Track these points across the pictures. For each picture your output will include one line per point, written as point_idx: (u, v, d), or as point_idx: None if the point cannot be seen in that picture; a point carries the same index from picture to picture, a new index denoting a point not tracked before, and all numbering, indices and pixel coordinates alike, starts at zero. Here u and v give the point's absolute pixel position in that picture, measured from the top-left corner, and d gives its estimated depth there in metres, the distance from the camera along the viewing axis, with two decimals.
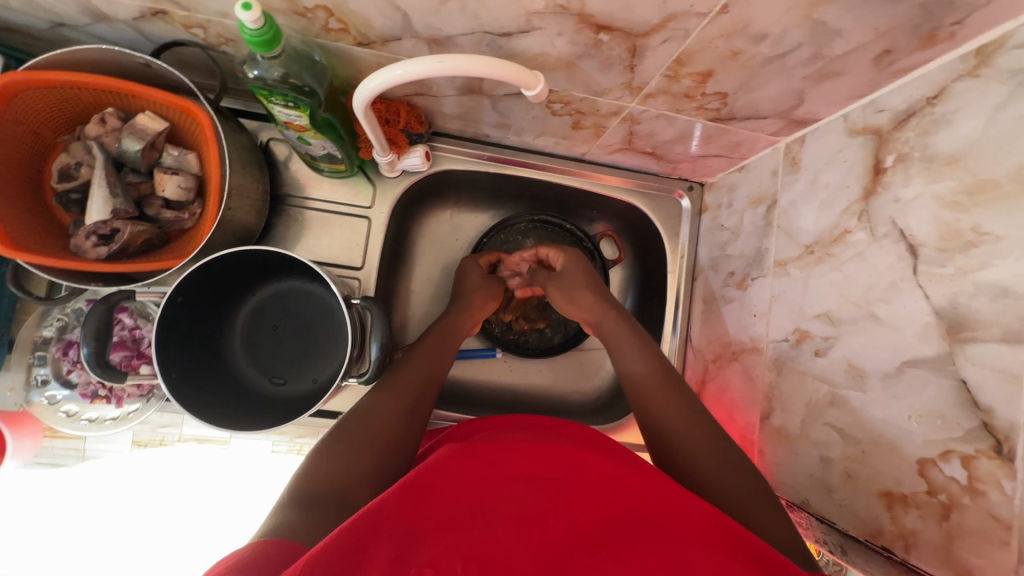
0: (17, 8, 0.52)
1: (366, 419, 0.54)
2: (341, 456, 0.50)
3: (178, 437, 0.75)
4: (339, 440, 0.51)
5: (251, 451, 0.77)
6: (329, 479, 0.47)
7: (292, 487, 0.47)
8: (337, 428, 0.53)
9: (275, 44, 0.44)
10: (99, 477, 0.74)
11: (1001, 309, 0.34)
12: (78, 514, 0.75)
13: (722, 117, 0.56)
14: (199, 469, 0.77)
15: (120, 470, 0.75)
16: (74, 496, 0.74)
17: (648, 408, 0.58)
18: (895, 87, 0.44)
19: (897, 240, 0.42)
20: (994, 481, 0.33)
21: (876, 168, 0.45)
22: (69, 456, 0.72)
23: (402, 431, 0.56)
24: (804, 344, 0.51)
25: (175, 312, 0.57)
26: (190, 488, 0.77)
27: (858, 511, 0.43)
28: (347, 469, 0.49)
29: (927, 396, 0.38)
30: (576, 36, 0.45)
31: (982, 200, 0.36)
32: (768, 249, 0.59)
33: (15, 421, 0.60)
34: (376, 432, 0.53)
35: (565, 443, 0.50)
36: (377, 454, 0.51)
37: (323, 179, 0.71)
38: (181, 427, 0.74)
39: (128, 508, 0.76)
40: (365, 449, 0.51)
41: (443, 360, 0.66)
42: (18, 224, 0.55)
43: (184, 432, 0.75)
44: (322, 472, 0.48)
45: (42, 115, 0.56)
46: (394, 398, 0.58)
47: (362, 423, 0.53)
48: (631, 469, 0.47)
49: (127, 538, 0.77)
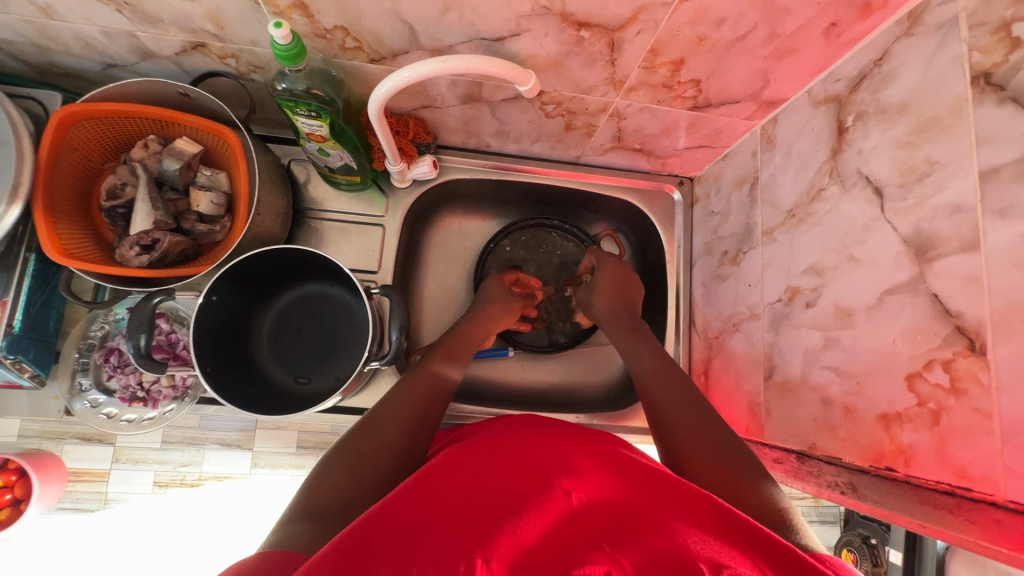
0: (77, 52, 0.61)
1: (376, 427, 0.56)
2: (345, 468, 0.51)
3: (200, 476, 0.85)
4: (347, 450, 0.53)
5: (268, 483, 0.87)
6: (336, 491, 0.48)
7: (300, 497, 0.48)
8: (343, 444, 0.54)
9: (300, 59, 0.51)
10: (128, 518, 0.84)
11: (957, 223, 0.37)
12: (111, 545, 0.84)
13: (699, 105, 0.62)
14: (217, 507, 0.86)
15: (144, 511, 0.85)
16: (112, 534, 0.84)
17: (656, 396, 0.60)
18: (848, 57, 0.50)
19: (864, 186, 0.46)
20: (972, 377, 0.35)
21: (840, 128, 0.50)
22: (91, 500, 0.83)
23: (413, 435, 0.57)
24: (796, 299, 0.54)
25: (210, 310, 0.61)
26: (207, 520, 0.86)
27: (861, 440, 0.44)
28: (354, 483, 0.50)
29: (906, 316, 0.41)
30: (561, 34, 0.51)
31: (929, 135, 0.40)
32: (756, 222, 0.64)
33: (44, 466, 0.78)
34: (386, 445, 0.54)
35: (562, 445, 0.52)
36: (383, 465, 0.53)
37: (340, 194, 0.78)
38: (201, 465, 0.85)
39: (151, 545, 0.85)
40: (368, 458, 0.52)
41: (455, 362, 0.69)
42: (70, 237, 0.61)
43: (205, 471, 0.86)
44: (328, 485, 0.49)
45: (94, 142, 0.63)
46: (404, 403, 0.60)
47: (367, 434, 0.55)
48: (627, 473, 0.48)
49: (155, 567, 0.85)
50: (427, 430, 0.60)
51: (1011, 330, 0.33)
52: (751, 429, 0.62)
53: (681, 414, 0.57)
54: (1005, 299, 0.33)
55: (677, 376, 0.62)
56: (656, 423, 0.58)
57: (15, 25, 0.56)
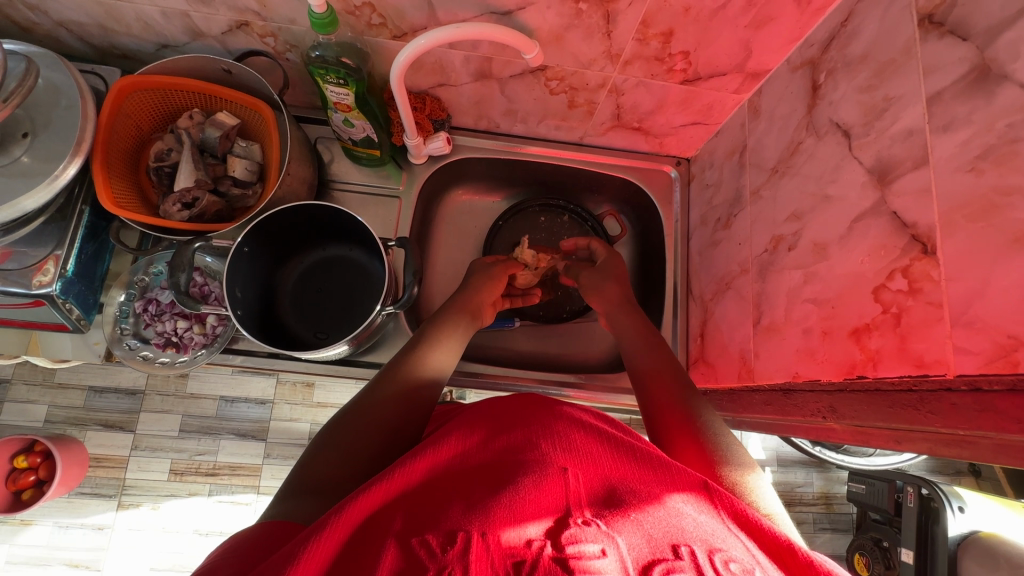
0: (136, 33, 0.70)
1: (369, 404, 0.56)
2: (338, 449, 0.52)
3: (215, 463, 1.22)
4: (335, 434, 0.53)
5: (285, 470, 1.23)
6: (328, 471, 0.50)
7: (294, 477, 0.50)
8: (337, 425, 0.55)
9: (331, 27, 0.58)
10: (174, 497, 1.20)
11: (911, 145, 0.42)
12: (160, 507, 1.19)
13: (690, 79, 0.68)
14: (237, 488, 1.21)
15: (148, 490, 1.19)
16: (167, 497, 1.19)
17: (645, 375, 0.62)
18: (821, 23, 0.56)
19: (835, 132, 0.51)
20: (926, 275, 0.39)
21: (814, 86, 0.56)
22: (109, 484, 1.19)
23: (409, 413, 0.58)
24: (780, 246, 0.59)
25: (241, 260, 0.66)
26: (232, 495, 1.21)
27: (835, 358, 0.48)
28: (345, 460, 0.51)
29: (872, 236, 0.45)
30: (561, 7, 0.58)
31: (886, 76, 0.46)
32: (744, 186, 0.68)
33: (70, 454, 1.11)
34: (378, 427, 0.55)
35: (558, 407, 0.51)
36: (371, 446, 0.53)
37: (360, 168, 0.85)
38: (215, 454, 1.22)
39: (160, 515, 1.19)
40: (362, 443, 0.53)
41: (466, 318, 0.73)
42: (122, 192, 0.67)
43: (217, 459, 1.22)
44: (320, 466, 0.50)
45: (145, 111, 0.71)
46: (397, 381, 0.60)
47: (359, 417, 0.55)
48: (626, 441, 0.45)
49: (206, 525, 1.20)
50: (432, 401, 0.61)
51: (955, 226, 0.37)
52: (741, 376, 0.65)
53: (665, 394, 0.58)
54: (949, 201, 0.38)
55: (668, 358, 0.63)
56: (642, 400, 0.60)
57: (88, 7, 0.65)
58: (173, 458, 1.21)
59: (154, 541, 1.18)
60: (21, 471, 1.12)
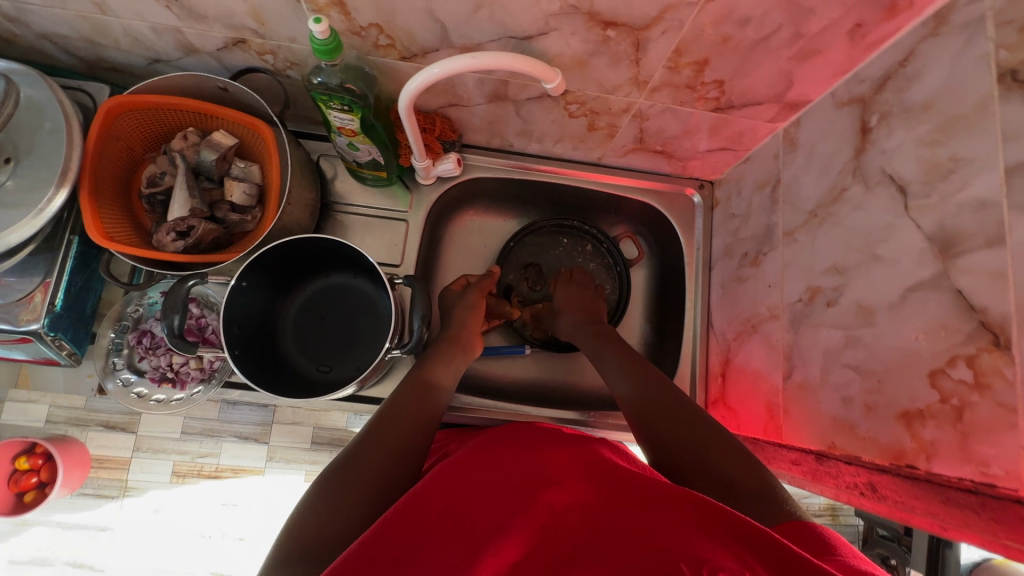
0: (125, 47, 0.65)
1: (368, 443, 0.53)
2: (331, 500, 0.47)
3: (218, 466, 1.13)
4: (333, 475, 0.50)
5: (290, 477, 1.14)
6: (325, 525, 0.45)
7: (288, 533, 0.44)
8: (331, 471, 0.50)
9: (336, 53, 0.53)
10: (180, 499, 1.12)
11: (982, 219, 0.37)
12: (165, 507, 1.13)
13: (722, 107, 0.63)
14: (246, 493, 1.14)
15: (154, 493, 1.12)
16: (170, 497, 1.12)
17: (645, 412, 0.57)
18: (873, 59, 0.50)
19: (888, 185, 0.47)
20: (996, 371, 0.35)
21: (863, 129, 0.51)
22: (112, 486, 1.11)
23: (408, 451, 0.54)
24: (817, 298, 0.54)
25: (238, 297, 0.63)
26: (238, 498, 1.13)
27: (881, 439, 0.44)
28: (340, 517, 0.46)
29: (930, 312, 0.41)
30: (587, 34, 0.53)
31: (954, 133, 0.41)
32: (776, 224, 0.64)
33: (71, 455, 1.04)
34: (372, 469, 0.51)
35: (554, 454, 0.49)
36: (368, 500, 0.48)
37: (365, 189, 0.80)
38: (217, 457, 1.13)
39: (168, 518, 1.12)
40: (357, 495, 0.48)
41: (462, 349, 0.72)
42: (113, 221, 0.64)
43: (220, 462, 1.13)
44: (314, 519, 0.45)
45: (137, 132, 0.66)
46: (396, 418, 0.57)
47: (358, 455, 0.52)
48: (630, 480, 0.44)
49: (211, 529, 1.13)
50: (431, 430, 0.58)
51: None
52: (768, 430, 0.61)
53: (674, 429, 0.53)
54: None
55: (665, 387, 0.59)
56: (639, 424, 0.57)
57: (73, 21, 0.60)
58: (176, 458, 1.13)
59: (163, 542, 1.13)
60: (23, 472, 1.05)
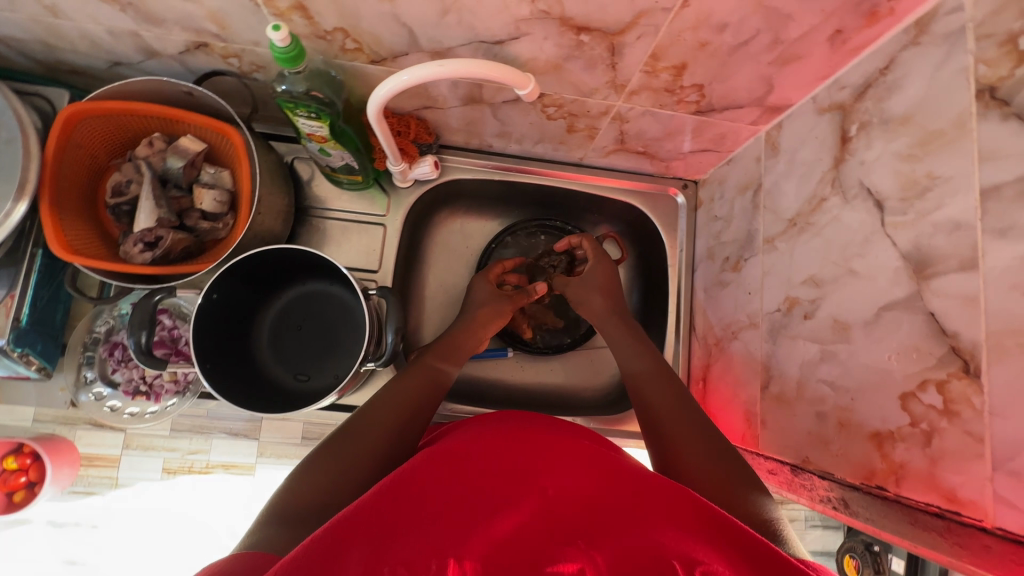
0: (84, 50, 0.62)
1: (357, 430, 0.55)
2: (324, 474, 0.49)
3: (206, 463, 0.97)
4: (326, 453, 0.52)
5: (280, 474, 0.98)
6: (309, 496, 0.47)
7: (274, 502, 0.47)
8: (324, 448, 0.53)
9: (299, 61, 0.51)
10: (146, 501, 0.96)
11: (957, 241, 0.36)
12: (130, 517, 0.96)
13: (703, 109, 0.61)
14: (228, 492, 0.98)
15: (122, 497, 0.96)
16: (138, 505, 0.96)
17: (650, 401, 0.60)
18: (854, 64, 0.49)
19: (866, 198, 0.45)
20: (965, 400, 0.35)
21: (843, 138, 0.49)
22: (101, 484, 0.95)
23: (398, 442, 0.55)
24: (794, 310, 0.53)
25: (211, 309, 0.62)
26: (218, 501, 0.98)
27: (852, 457, 0.44)
28: (330, 492, 0.48)
29: (902, 333, 0.40)
30: (560, 38, 0.51)
31: (932, 149, 0.39)
32: (757, 229, 0.63)
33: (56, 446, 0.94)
34: (363, 448, 0.53)
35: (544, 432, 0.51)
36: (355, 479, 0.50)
37: (342, 192, 0.78)
38: (209, 453, 0.97)
39: (134, 526, 0.96)
40: (349, 469, 0.51)
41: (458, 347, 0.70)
42: (77, 233, 0.62)
43: (211, 459, 0.98)
44: (303, 490, 0.48)
45: (100, 140, 0.64)
46: (387, 408, 0.58)
47: (350, 436, 0.54)
48: (611, 465, 0.46)
49: (181, 536, 0.97)
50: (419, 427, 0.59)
51: (1006, 354, 0.32)
52: (746, 438, 0.61)
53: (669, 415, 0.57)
54: (999, 322, 0.33)
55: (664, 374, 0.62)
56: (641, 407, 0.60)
57: (25, 25, 0.57)
58: (167, 455, 0.97)
59: (134, 552, 0.96)
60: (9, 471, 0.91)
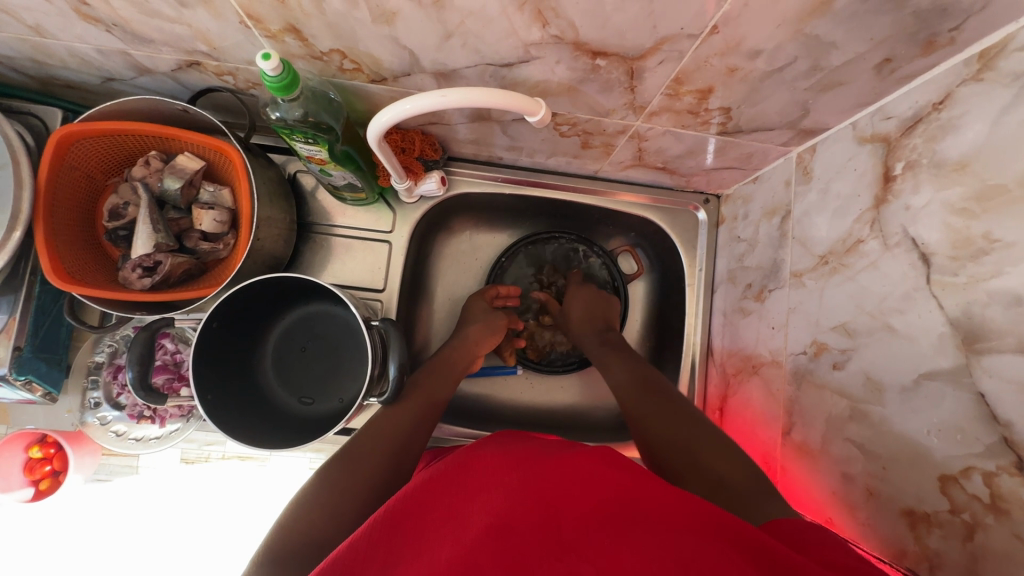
0: (74, 67, 0.59)
1: (357, 458, 0.53)
2: (327, 502, 0.48)
3: (222, 454, 0.81)
4: (331, 476, 0.50)
5: (290, 466, 0.81)
6: (311, 527, 0.45)
7: (275, 536, 0.45)
8: (326, 471, 0.51)
9: (294, 88, 0.47)
10: (150, 491, 0.82)
11: (1016, 318, 0.33)
12: (140, 506, 0.82)
13: (729, 130, 0.56)
14: (236, 485, 0.82)
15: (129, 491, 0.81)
16: (146, 494, 0.82)
17: (645, 423, 0.56)
18: (902, 93, 0.44)
19: (909, 249, 0.41)
20: (1017, 500, 0.33)
21: (885, 175, 0.45)
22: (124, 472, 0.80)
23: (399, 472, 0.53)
24: (822, 356, 0.50)
25: (211, 337, 0.61)
26: (230, 492, 0.83)
27: (880, 530, 0.42)
28: (331, 518, 0.47)
29: (946, 409, 0.37)
30: (574, 62, 0.46)
31: (991, 206, 0.35)
32: (784, 260, 0.58)
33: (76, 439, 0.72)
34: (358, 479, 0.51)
35: (553, 445, 0.48)
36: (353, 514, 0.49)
37: (346, 207, 0.75)
38: (224, 444, 0.80)
39: (135, 524, 0.82)
40: (350, 493, 0.49)
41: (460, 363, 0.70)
42: (75, 260, 0.60)
43: (227, 450, 0.81)
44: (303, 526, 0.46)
45: (95, 161, 0.62)
46: (385, 435, 0.56)
47: (353, 465, 0.52)
48: (625, 472, 0.42)
49: (171, 536, 0.83)
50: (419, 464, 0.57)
51: None
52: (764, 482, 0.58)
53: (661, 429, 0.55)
54: None
55: (656, 389, 0.60)
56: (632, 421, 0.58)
57: (11, 43, 0.54)
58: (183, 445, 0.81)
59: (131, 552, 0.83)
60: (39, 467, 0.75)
